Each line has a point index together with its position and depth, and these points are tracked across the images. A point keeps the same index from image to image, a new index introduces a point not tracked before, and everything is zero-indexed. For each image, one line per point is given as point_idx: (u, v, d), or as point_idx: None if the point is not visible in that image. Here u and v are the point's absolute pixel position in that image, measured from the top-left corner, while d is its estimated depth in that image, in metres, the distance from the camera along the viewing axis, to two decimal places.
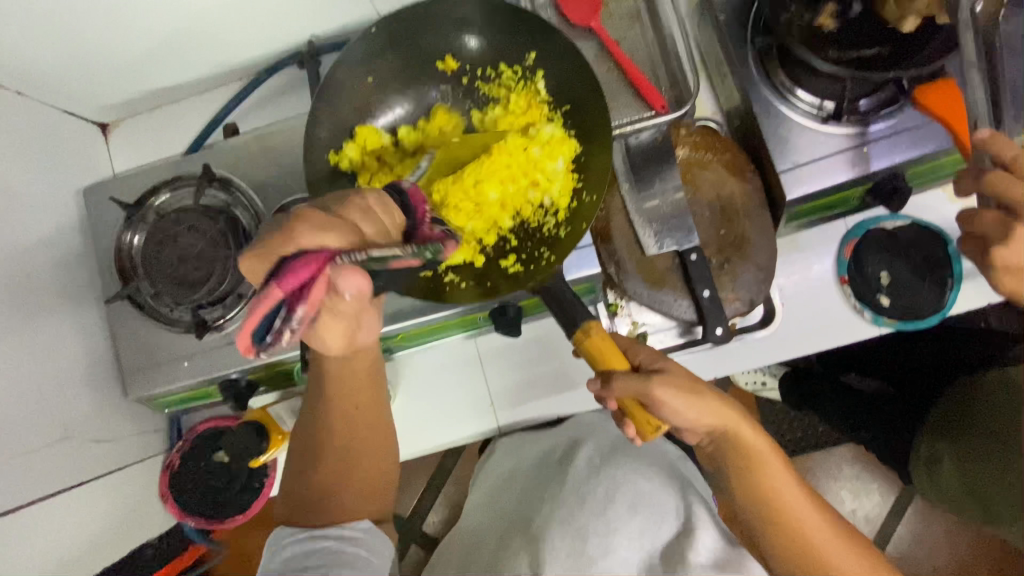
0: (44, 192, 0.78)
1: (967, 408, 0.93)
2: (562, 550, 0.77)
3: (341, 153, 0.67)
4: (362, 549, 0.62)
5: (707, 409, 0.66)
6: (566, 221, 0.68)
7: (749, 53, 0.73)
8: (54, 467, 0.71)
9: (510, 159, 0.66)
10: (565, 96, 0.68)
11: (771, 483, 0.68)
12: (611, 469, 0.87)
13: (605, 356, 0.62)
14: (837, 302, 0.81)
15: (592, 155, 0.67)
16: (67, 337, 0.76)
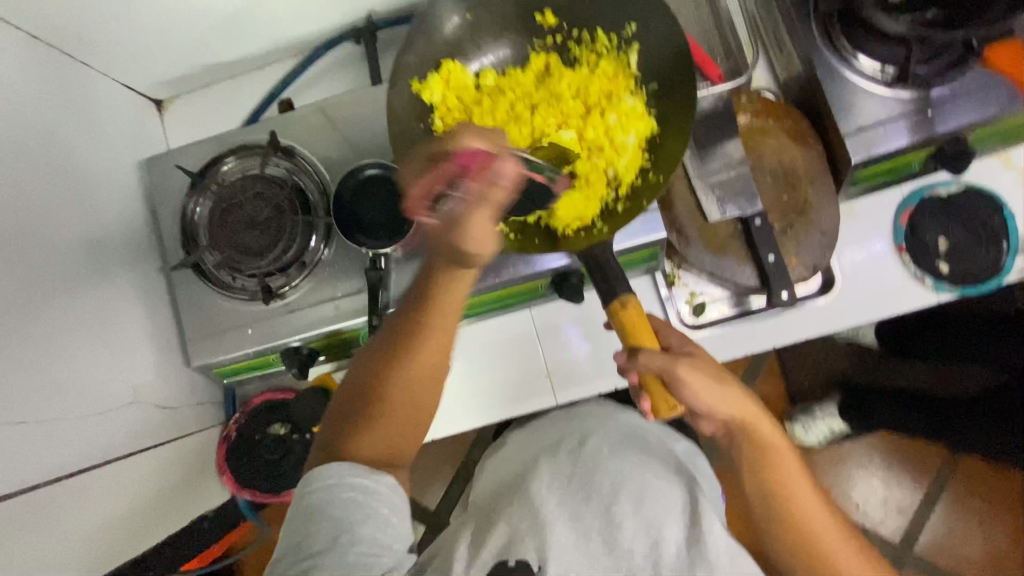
0: (107, 160, 0.78)
1: None
2: (566, 542, 0.73)
3: (425, 83, 0.68)
4: (382, 504, 0.55)
5: (726, 397, 0.65)
6: (627, 198, 0.67)
7: (813, 19, 0.74)
8: (120, 430, 0.71)
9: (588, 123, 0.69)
10: (654, 73, 0.67)
11: (785, 481, 0.66)
12: (618, 461, 0.79)
13: (634, 332, 0.61)
14: (895, 270, 0.81)
15: (667, 136, 0.66)
16: (131, 303, 0.76)
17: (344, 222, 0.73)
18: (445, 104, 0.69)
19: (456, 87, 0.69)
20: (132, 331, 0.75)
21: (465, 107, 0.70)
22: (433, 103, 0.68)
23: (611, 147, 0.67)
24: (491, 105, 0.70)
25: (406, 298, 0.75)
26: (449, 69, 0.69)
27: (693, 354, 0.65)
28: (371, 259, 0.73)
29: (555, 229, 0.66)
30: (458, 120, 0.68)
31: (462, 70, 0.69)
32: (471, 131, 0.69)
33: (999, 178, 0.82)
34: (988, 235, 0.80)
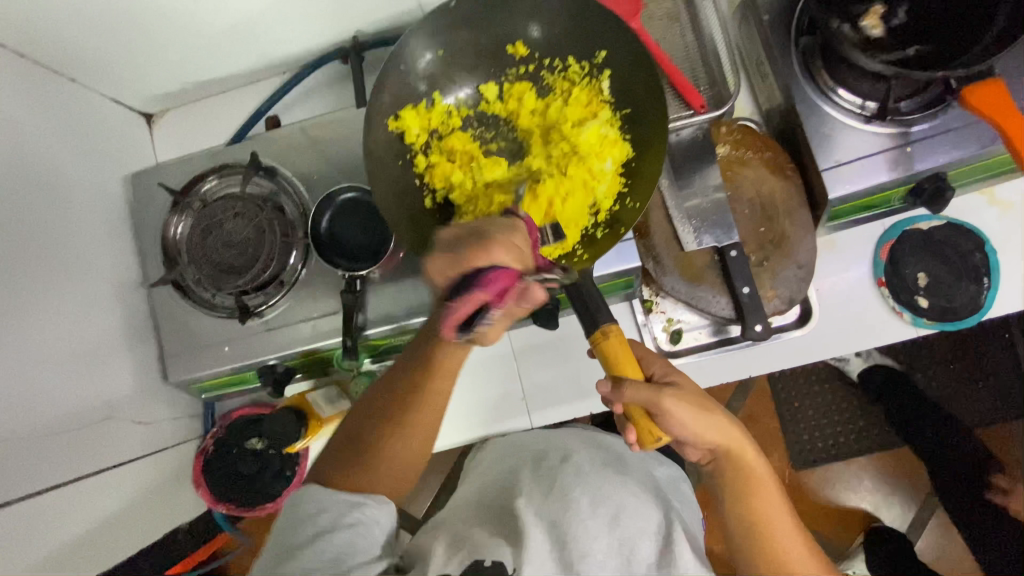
0: (92, 176, 0.79)
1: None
2: (542, 551, 0.65)
3: (402, 120, 0.69)
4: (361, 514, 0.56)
5: (712, 425, 0.64)
6: (605, 223, 0.68)
7: (794, 52, 0.74)
8: (97, 444, 0.72)
9: (563, 154, 0.67)
10: (627, 100, 0.67)
11: (766, 510, 0.66)
12: (598, 480, 0.75)
13: (618, 360, 0.59)
14: (874, 302, 0.81)
15: (642, 163, 0.66)
16: (112, 317, 0.77)
17: (321, 245, 0.73)
18: (422, 140, 0.70)
19: (432, 122, 0.70)
20: (112, 345, 0.76)
21: (443, 140, 0.70)
22: (409, 138, 0.69)
23: (587, 178, 0.66)
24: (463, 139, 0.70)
25: (383, 320, 0.77)
26: (424, 105, 0.70)
27: (678, 382, 0.64)
28: (347, 281, 0.73)
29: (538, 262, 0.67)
30: (435, 155, 0.69)
31: (437, 104, 0.70)
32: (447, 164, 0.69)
33: (981, 212, 0.81)
34: (968, 269, 0.80)
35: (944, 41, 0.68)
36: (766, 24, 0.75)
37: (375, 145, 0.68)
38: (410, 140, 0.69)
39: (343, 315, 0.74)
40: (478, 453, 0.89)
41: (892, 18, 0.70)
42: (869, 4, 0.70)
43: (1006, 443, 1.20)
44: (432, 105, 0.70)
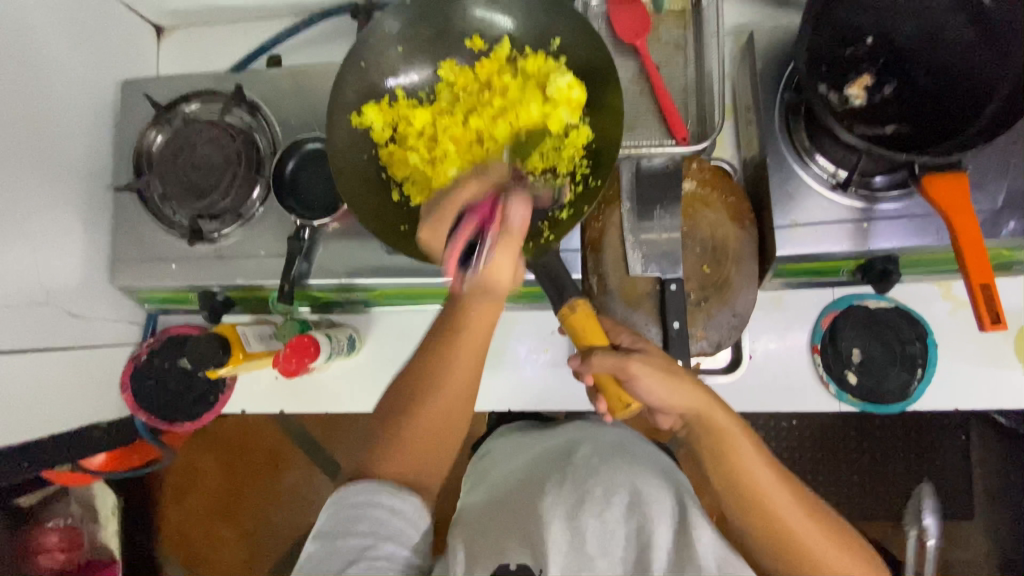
0: (87, 73, 0.81)
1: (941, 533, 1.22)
2: (561, 545, 0.67)
3: (363, 116, 0.70)
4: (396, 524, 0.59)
5: (681, 390, 0.64)
6: (570, 204, 0.68)
7: (777, 106, 0.74)
8: (32, 327, 0.74)
9: (516, 136, 0.68)
10: (585, 82, 0.69)
11: (744, 466, 0.65)
12: (607, 468, 0.75)
13: (586, 333, 0.64)
14: (806, 368, 0.82)
15: (603, 142, 0.67)
16: (73, 211, 0.79)
17: (281, 188, 0.76)
18: (387, 132, 0.71)
19: (395, 114, 0.71)
20: (67, 237, 0.78)
21: (404, 129, 0.71)
22: (373, 132, 0.70)
23: (544, 162, 0.69)
24: (426, 123, 0.70)
25: (328, 272, 0.79)
26: (387, 100, 0.71)
27: (644, 350, 0.67)
28: (297, 228, 0.75)
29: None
30: (399, 143, 0.71)
31: (400, 99, 0.71)
32: (409, 149, 0.70)
33: (934, 304, 0.81)
34: (904, 357, 0.79)
35: (918, 126, 0.68)
36: (758, 72, 0.75)
37: (337, 139, 0.69)
38: (374, 135, 0.71)
39: (285, 259, 0.76)
40: (499, 454, 0.88)
41: (876, 91, 0.70)
42: (859, 73, 0.70)
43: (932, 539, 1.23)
44: (395, 102, 0.71)
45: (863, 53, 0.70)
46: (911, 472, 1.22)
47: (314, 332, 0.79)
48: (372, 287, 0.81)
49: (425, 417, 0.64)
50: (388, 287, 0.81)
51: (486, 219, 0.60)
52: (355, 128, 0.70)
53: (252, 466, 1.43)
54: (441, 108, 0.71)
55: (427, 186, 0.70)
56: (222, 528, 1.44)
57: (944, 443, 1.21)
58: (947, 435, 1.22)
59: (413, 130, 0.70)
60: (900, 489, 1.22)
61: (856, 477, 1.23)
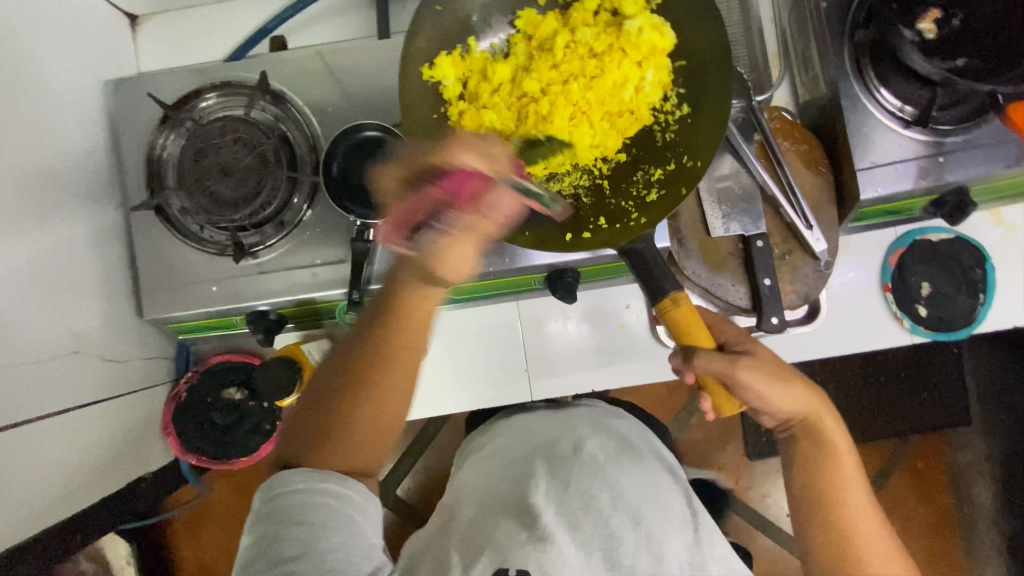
0: (67, 75, 0.68)
1: (943, 439, 1.36)
2: (571, 558, 0.62)
3: (435, 69, 0.64)
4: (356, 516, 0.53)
5: (791, 395, 0.63)
6: (659, 184, 0.64)
7: (844, 47, 0.73)
8: (63, 383, 0.63)
9: (606, 102, 0.63)
10: (684, 50, 0.63)
11: (841, 481, 0.65)
12: (620, 471, 0.70)
13: (687, 327, 0.58)
14: (877, 307, 0.83)
15: (700, 119, 0.62)
16: (82, 240, 0.67)
17: (334, 185, 0.67)
18: (459, 87, 0.65)
19: (468, 68, 0.65)
20: (83, 272, 0.67)
21: (478, 86, 0.65)
22: (443, 87, 0.64)
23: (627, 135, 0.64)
24: (502, 79, 0.65)
25: (393, 275, 0.72)
26: (460, 53, 0.65)
27: (751, 352, 0.63)
28: (359, 229, 0.67)
29: (588, 221, 0.64)
30: (469, 100, 0.65)
31: (474, 53, 0.65)
32: (482, 107, 0.64)
33: (985, 230, 0.84)
34: (967, 285, 0.82)
35: (992, 55, 0.67)
36: (823, 12, 0.73)
37: (408, 93, 0.63)
38: (445, 91, 0.65)
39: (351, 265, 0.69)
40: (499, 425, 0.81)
41: (947, 23, 0.68)
42: (925, 9, 0.69)
43: (937, 448, 1.36)
44: (468, 52, 0.66)
45: None
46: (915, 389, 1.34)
47: None
48: (443, 283, 0.74)
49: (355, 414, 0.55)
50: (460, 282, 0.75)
51: (463, 200, 0.53)
52: (425, 82, 0.64)
53: None
54: (518, 64, 0.65)
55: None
56: None
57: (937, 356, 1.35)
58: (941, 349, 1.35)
59: (488, 85, 0.64)
60: (907, 405, 1.35)
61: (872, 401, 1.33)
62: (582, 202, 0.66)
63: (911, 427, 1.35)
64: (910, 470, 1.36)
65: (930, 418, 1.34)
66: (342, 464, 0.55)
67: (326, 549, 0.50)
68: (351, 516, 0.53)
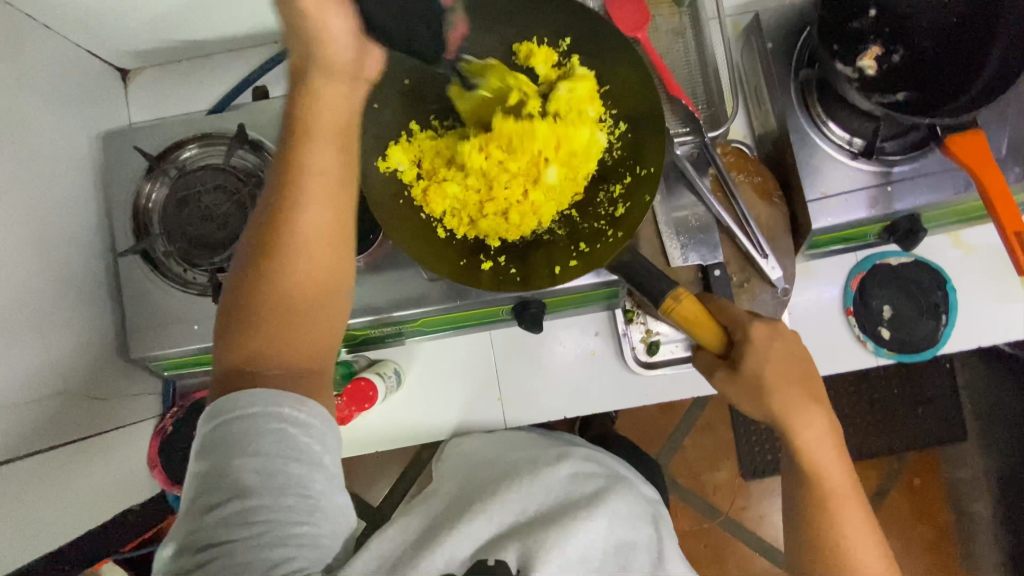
0: (60, 130, 0.74)
1: (940, 454, 1.35)
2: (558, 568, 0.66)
3: (388, 160, 0.67)
4: (315, 444, 0.50)
5: (778, 396, 0.62)
6: (623, 196, 0.67)
7: (792, 83, 0.76)
8: (53, 420, 0.67)
9: (563, 147, 0.66)
10: (605, 75, 0.68)
11: (837, 498, 0.63)
12: (615, 502, 0.74)
13: (693, 319, 0.61)
14: (840, 329, 0.85)
15: (639, 134, 0.67)
16: (72, 284, 0.72)
17: None
18: (415, 169, 0.68)
19: (418, 149, 0.68)
20: (70, 315, 0.71)
21: (434, 159, 0.68)
22: (400, 173, 0.68)
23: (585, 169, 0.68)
24: (453, 149, 0.68)
25: (365, 310, 0.75)
26: (406, 137, 0.69)
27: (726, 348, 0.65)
28: None
29: (569, 250, 0.68)
30: (428, 178, 0.68)
31: (418, 133, 0.69)
32: (441, 180, 0.67)
33: (945, 253, 0.86)
34: (929, 307, 0.84)
35: (930, 87, 0.70)
36: (769, 52, 0.77)
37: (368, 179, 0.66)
38: (403, 176, 0.68)
39: None
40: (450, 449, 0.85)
41: (888, 58, 0.71)
42: (866, 45, 0.72)
43: (933, 463, 1.35)
44: (413, 137, 0.69)
45: (869, 25, 0.72)
46: (907, 404, 1.35)
47: (369, 375, 0.79)
48: (414, 317, 0.77)
49: (277, 304, 0.50)
50: (431, 313, 0.77)
51: None
52: (383, 173, 0.67)
53: None
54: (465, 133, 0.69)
55: (470, 213, 0.68)
56: None
57: (926, 371, 1.35)
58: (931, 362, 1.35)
59: (441, 159, 0.68)
60: (900, 420, 1.35)
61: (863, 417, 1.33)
62: (561, 239, 0.69)
63: (906, 443, 1.35)
64: (906, 486, 1.35)
65: (922, 433, 1.34)
66: (304, 352, 0.52)
67: (286, 480, 0.48)
68: (309, 440, 0.49)
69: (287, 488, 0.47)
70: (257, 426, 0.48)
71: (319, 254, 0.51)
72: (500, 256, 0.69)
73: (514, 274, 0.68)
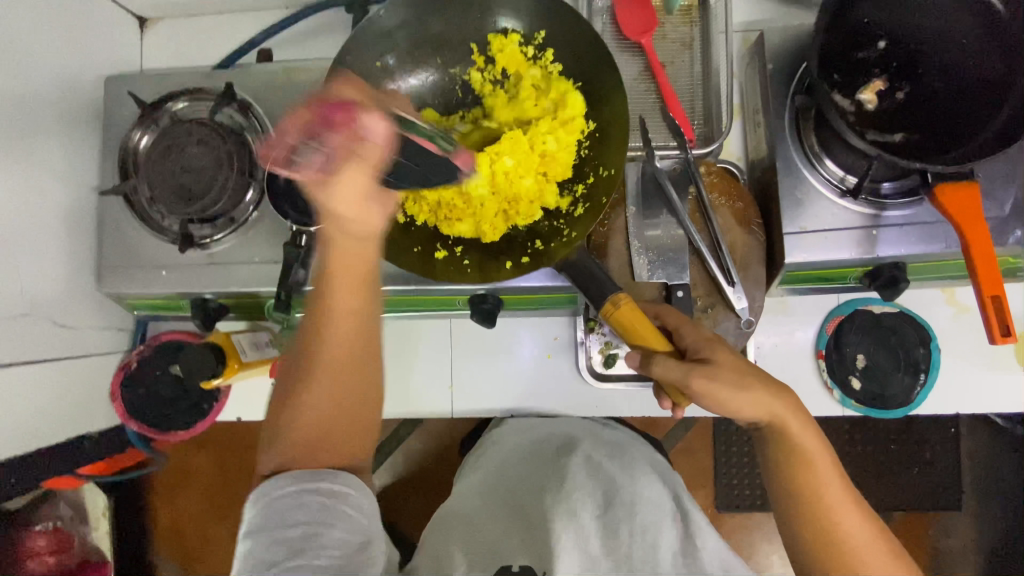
0: (66, 68, 0.77)
1: (927, 521, 1.27)
2: (573, 545, 0.66)
3: None
4: (348, 505, 0.56)
5: (758, 398, 0.62)
6: (582, 197, 0.68)
7: (787, 110, 0.73)
8: (15, 339, 0.71)
9: (529, 142, 0.67)
10: (579, 73, 0.68)
11: (819, 485, 0.62)
12: (611, 469, 0.76)
13: (634, 328, 0.64)
14: (808, 373, 0.82)
15: (606, 136, 0.67)
16: (55, 215, 0.76)
17: (276, 191, 0.72)
18: None
19: None
20: (47, 244, 0.74)
21: None
22: None
23: (552, 170, 0.67)
24: None
25: None
26: None
27: (713, 359, 0.63)
28: (293, 234, 0.74)
29: (525, 246, 0.68)
30: None
31: None
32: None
33: (937, 308, 0.81)
34: (907, 363, 0.80)
35: (931, 132, 0.66)
36: (769, 74, 0.74)
37: None
38: None
39: (282, 268, 0.74)
40: (486, 444, 0.92)
41: (891, 95, 0.67)
42: (870, 79, 0.67)
43: (921, 529, 1.27)
44: None
45: (876, 58, 0.68)
46: (900, 463, 1.27)
47: None
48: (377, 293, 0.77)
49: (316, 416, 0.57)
50: (390, 294, 0.77)
51: None
52: None
53: (247, 464, 1.45)
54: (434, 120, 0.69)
55: (429, 203, 0.67)
56: (215, 527, 1.46)
57: (926, 432, 1.27)
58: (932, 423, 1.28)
59: None
60: (889, 478, 1.27)
61: (847, 468, 1.27)
62: (519, 235, 0.69)
63: (893, 504, 1.27)
64: None
65: (911, 496, 1.27)
66: (342, 440, 0.59)
67: (326, 543, 0.53)
68: (344, 507, 0.55)
69: (330, 549, 0.52)
70: (292, 500, 0.54)
71: (347, 362, 0.57)
72: (457, 246, 0.68)
73: (467, 265, 0.67)
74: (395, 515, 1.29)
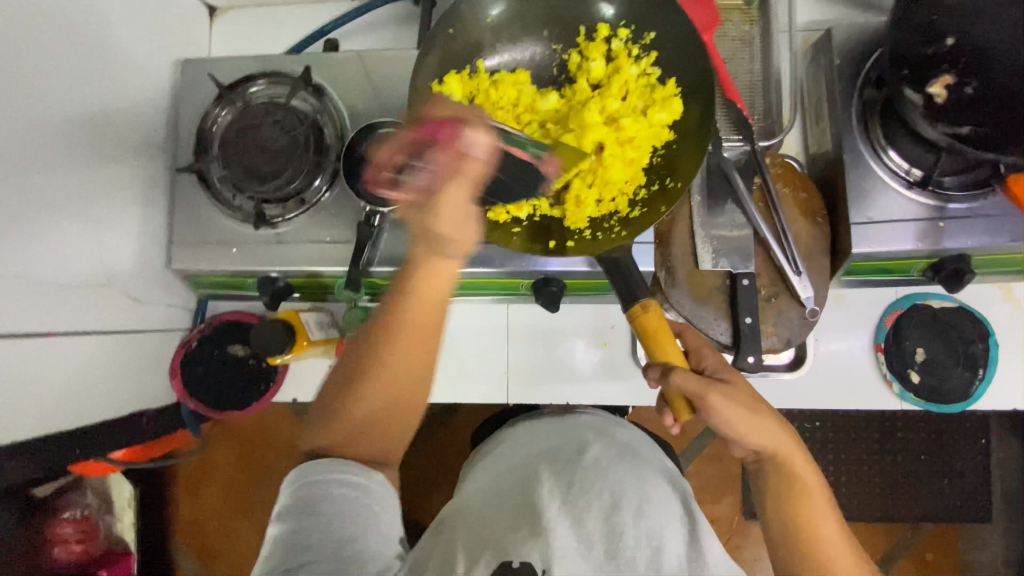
0: (147, 51, 0.79)
1: (961, 532, 1.26)
2: (569, 548, 0.66)
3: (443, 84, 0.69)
4: (372, 498, 0.59)
5: (763, 426, 0.63)
6: (641, 202, 0.68)
7: (855, 103, 0.75)
8: (89, 308, 0.72)
9: (611, 134, 0.68)
10: (673, 72, 0.68)
11: (811, 513, 0.64)
12: (620, 472, 0.73)
13: (654, 334, 0.60)
14: (866, 366, 0.82)
15: (683, 142, 0.67)
16: (130, 190, 0.77)
17: (350, 170, 0.73)
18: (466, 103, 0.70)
19: (475, 86, 0.70)
20: (121, 218, 0.76)
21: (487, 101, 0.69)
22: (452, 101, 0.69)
23: (628, 166, 0.67)
24: (508, 99, 0.70)
25: (390, 260, 0.78)
26: (468, 72, 0.71)
27: (728, 379, 0.65)
28: (367, 215, 0.73)
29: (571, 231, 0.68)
30: None
31: (479, 73, 0.71)
32: None
33: (994, 306, 0.82)
34: (966, 357, 0.80)
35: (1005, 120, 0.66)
36: (836, 69, 0.76)
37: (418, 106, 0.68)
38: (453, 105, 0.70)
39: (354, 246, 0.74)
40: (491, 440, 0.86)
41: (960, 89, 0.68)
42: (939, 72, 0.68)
43: (954, 540, 1.26)
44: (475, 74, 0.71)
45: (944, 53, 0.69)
46: (934, 471, 1.26)
47: None
48: None
49: (377, 372, 0.58)
50: (455, 276, 0.79)
51: None
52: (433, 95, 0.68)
53: (275, 456, 1.44)
54: (522, 88, 0.71)
55: None
56: (240, 521, 1.45)
57: (961, 442, 1.27)
58: (966, 434, 1.27)
59: (491, 101, 0.69)
60: (924, 487, 1.26)
61: (880, 475, 1.27)
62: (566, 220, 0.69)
63: (926, 514, 1.26)
64: (920, 560, 1.26)
65: (944, 506, 1.26)
66: (370, 448, 0.62)
67: (348, 547, 0.55)
68: (366, 500, 0.59)
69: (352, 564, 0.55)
70: (316, 486, 0.58)
71: (412, 350, 0.58)
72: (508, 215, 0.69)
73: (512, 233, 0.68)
74: (427, 512, 1.28)
